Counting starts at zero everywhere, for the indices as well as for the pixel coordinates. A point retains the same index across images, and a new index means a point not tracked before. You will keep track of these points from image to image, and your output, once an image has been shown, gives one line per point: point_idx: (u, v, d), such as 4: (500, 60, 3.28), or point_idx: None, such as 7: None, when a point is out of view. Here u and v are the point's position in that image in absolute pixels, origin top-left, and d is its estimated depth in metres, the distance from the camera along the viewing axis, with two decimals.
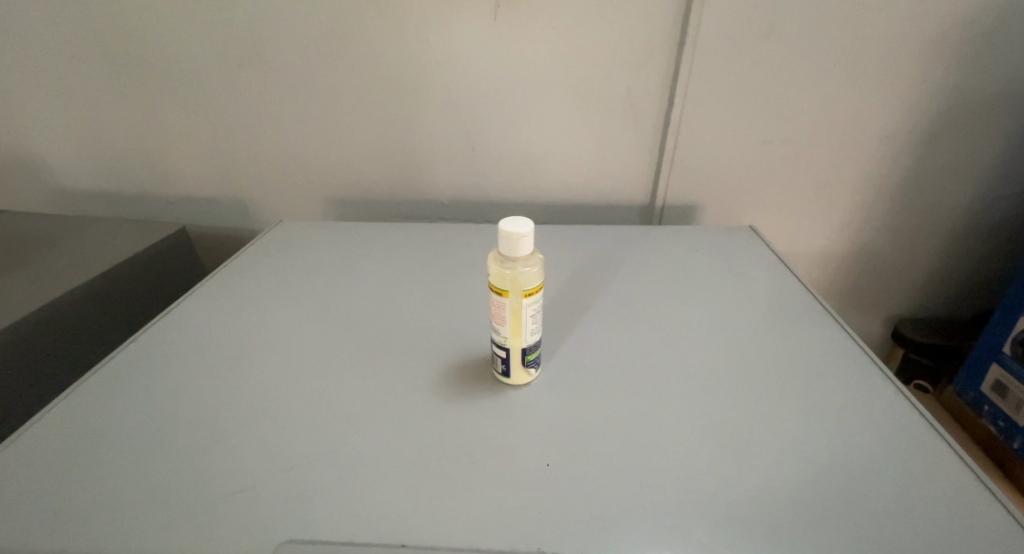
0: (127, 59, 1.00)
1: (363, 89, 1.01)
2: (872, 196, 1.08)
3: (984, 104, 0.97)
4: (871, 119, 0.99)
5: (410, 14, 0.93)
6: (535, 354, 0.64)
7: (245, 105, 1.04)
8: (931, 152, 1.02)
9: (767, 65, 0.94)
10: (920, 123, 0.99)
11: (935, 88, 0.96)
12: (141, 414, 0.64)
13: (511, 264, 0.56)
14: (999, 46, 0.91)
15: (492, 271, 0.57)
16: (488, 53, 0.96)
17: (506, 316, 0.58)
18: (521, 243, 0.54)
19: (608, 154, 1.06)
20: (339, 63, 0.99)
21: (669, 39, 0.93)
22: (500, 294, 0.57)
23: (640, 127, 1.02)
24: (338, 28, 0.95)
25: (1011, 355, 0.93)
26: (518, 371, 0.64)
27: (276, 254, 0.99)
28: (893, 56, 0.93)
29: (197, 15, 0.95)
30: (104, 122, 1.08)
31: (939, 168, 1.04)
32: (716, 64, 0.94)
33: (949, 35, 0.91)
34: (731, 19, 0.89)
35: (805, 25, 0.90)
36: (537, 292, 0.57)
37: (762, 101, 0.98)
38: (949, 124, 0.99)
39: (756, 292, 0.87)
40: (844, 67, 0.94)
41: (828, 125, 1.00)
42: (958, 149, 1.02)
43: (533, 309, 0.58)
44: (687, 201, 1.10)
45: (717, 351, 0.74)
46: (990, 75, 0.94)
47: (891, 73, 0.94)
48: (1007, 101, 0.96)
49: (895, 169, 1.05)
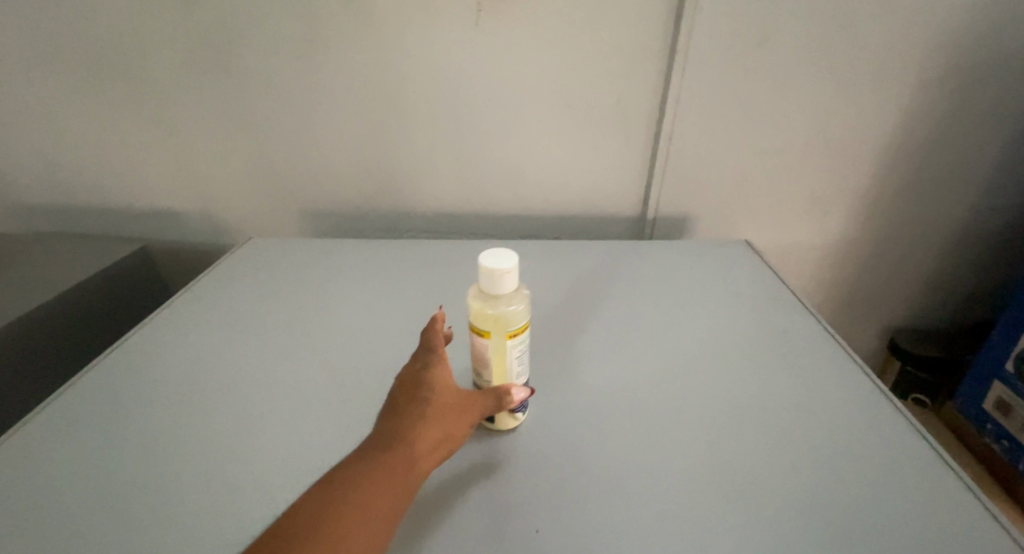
0: (85, 68, 0.94)
1: (339, 99, 0.96)
2: (865, 205, 1.06)
3: (979, 111, 0.95)
4: (866, 126, 0.97)
5: (387, 21, 0.89)
6: (522, 397, 0.59)
7: (213, 115, 0.99)
8: (926, 160, 1.00)
9: (759, 72, 0.91)
10: (915, 131, 0.97)
11: (930, 95, 0.93)
12: (82, 462, 0.57)
13: (493, 303, 0.52)
14: (997, 47, 0.89)
15: (473, 311, 0.53)
16: (470, 61, 0.92)
17: (489, 358, 0.54)
18: (503, 280, 0.50)
19: (597, 164, 1.02)
20: (313, 72, 0.94)
21: (658, 45, 0.89)
22: (482, 335, 0.53)
23: (629, 136, 0.98)
24: (310, 35, 0.90)
25: (1014, 373, 0.91)
26: (504, 415, 0.59)
27: (248, 272, 0.94)
28: (888, 62, 0.90)
29: (159, 21, 0.90)
30: (62, 132, 1.02)
31: (933, 176, 1.01)
32: (707, 72, 0.90)
33: (944, 40, 0.88)
34: (722, 25, 0.86)
35: (799, 31, 0.87)
36: (522, 332, 0.54)
37: (754, 109, 0.95)
38: (944, 130, 0.97)
39: (753, 307, 0.83)
40: (839, 71, 0.91)
41: (824, 131, 0.97)
42: (956, 153, 0.99)
43: (518, 350, 0.54)
44: (678, 212, 1.07)
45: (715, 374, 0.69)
46: (985, 82, 0.92)
47: (885, 80, 0.92)
48: (1002, 108, 0.94)
49: (890, 177, 1.02)
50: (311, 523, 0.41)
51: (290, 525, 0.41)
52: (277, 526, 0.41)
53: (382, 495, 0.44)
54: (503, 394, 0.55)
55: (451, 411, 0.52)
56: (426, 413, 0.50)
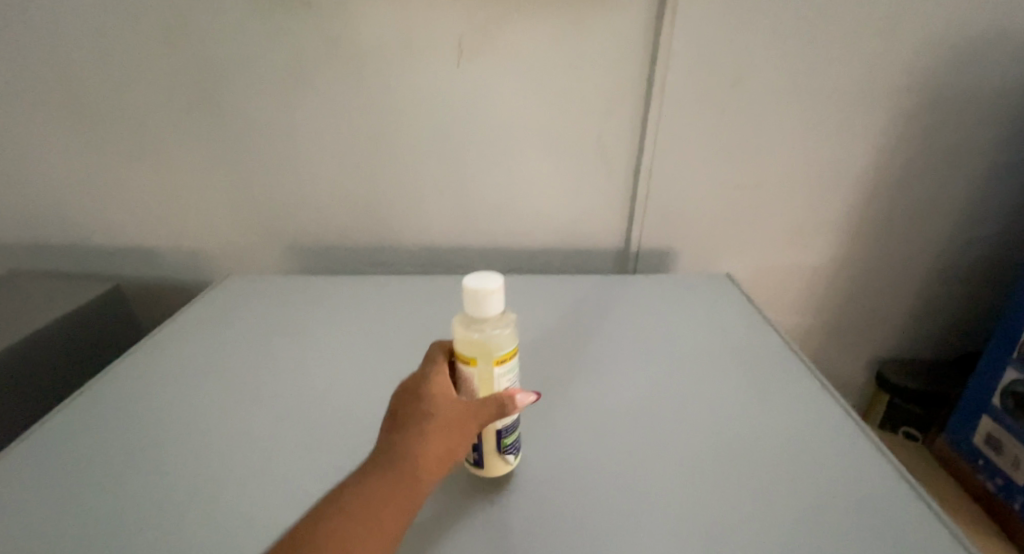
0: (66, 104, 0.95)
1: (322, 135, 0.97)
2: (845, 236, 1.07)
3: (948, 145, 0.97)
4: (840, 160, 0.99)
5: (371, 59, 0.90)
6: (511, 438, 0.55)
7: (196, 151, 0.99)
8: (902, 193, 1.02)
9: (735, 108, 0.93)
10: (888, 164, 0.99)
11: (901, 130, 0.96)
12: (31, 514, 0.53)
13: (481, 329, 0.50)
14: (965, 80, 0.92)
15: (457, 338, 0.51)
16: (452, 98, 0.93)
17: (475, 389, 0.51)
18: (489, 301, 0.49)
19: (580, 197, 1.03)
20: (297, 109, 0.95)
21: (636, 82, 0.91)
22: (468, 363, 0.50)
23: (611, 169, 1.00)
24: (295, 73, 0.92)
25: (1003, 408, 0.91)
26: (492, 459, 0.55)
27: (225, 308, 0.92)
28: (857, 99, 0.93)
29: (144, 59, 0.91)
30: (42, 164, 1.01)
31: (909, 208, 1.03)
32: (685, 107, 0.93)
33: (910, 78, 0.91)
34: (697, 63, 0.89)
35: (771, 69, 0.90)
36: (511, 358, 0.51)
37: (732, 144, 0.97)
38: (917, 164, 0.99)
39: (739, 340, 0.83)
40: (814, 103, 0.93)
41: (801, 163, 0.99)
42: (933, 183, 1.01)
43: (507, 380, 0.51)
44: (661, 245, 1.08)
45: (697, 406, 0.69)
46: (952, 117, 0.95)
47: (856, 116, 0.94)
48: (970, 142, 0.97)
49: (867, 209, 1.04)
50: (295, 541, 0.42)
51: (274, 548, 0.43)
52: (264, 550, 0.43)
53: (369, 515, 0.45)
54: (500, 399, 0.50)
55: (447, 420, 0.49)
56: (415, 427, 0.49)
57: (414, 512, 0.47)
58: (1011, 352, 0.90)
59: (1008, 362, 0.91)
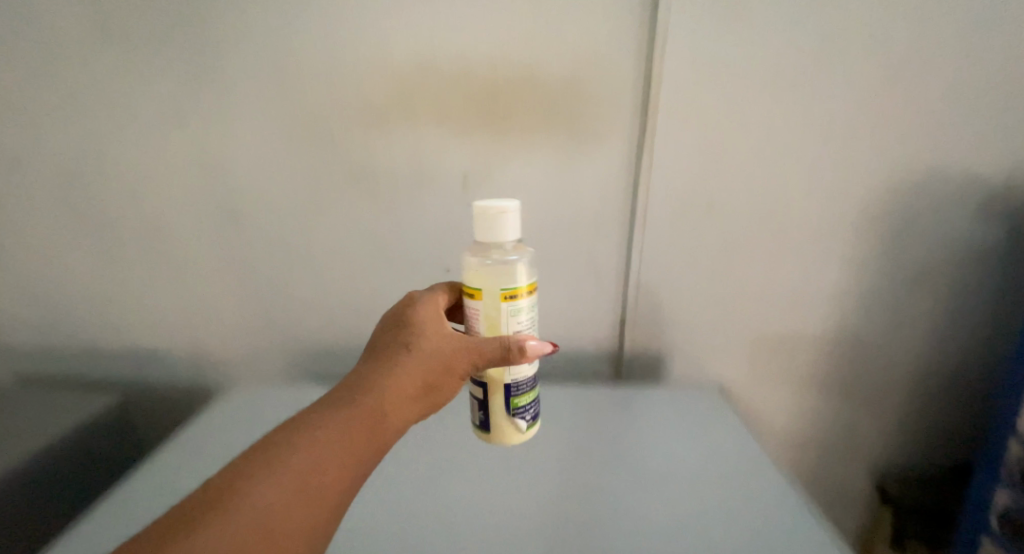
0: (121, 237, 1.13)
1: (343, 256, 1.12)
2: (825, 360, 1.14)
3: (910, 268, 1.06)
4: (809, 288, 1.09)
5: (385, 194, 1.07)
6: (521, 400, 0.70)
7: (230, 270, 1.14)
8: (870, 315, 1.10)
9: (709, 239, 1.06)
10: (854, 288, 1.08)
11: (860, 257, 1.06)
12: None
13: (490, 256, 0.70)
14: (918, 212, 1.02)
15: (470, 270, 0.68)
16: (462, 223, 1.08)
17: (482, 320, 0.68)
18: (499, 225, 0.67)
19: (575, 313, 1.14)
20: (319, 231, 1.10)
21: (615, 212, 1.06)
22: (474, 296, 0.68)
23: (603, 286, 1.12)
24: (319, 205, 1.08)
25: (1003, 533, 0.93)
26: (501, 419, 0.70)
27: (236, 427, 0.99)
28: (818, 238, 1.05)
29: (192, 195, 1.09)
30: (100, 287, 1.17)
31: (882, 327, 1.10)
32: (660, 236, 1.06)
33: (862, 216, 1.03)
34: (671, 202, 1.03)
35: (738, 211, 1.03)
36: (513, 297, 0.67)
37: (710, 268, 1.08)
38: (881, 288, 1.08)
39: (713, 462, 0.87)
40: (775, 225, 1.04)
41: (774, 288, 1.09)
42: (899, 301, 1.08)
43: (515, 322, 0.67)
44: (651, 355, 1.16)
45: (662, 522, 0.74)
46: (907, 243, 1.04)
47: (815, 249, 1.06)
48: (929, 264, 1.05)
49: (843, 335, 1.12)
50: (267, 463, 0.54)
51: (259, 456, 0.55)
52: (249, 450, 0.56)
53: (342, 438, 0.59)
54: (517, 345, 0.66)
55: (429, 370, 0.67)
56: (399, 373, 0.66)
57: (384, 415, 0.63)
58: (999, 475, 0.94)
59: (998, 485, 0.94)
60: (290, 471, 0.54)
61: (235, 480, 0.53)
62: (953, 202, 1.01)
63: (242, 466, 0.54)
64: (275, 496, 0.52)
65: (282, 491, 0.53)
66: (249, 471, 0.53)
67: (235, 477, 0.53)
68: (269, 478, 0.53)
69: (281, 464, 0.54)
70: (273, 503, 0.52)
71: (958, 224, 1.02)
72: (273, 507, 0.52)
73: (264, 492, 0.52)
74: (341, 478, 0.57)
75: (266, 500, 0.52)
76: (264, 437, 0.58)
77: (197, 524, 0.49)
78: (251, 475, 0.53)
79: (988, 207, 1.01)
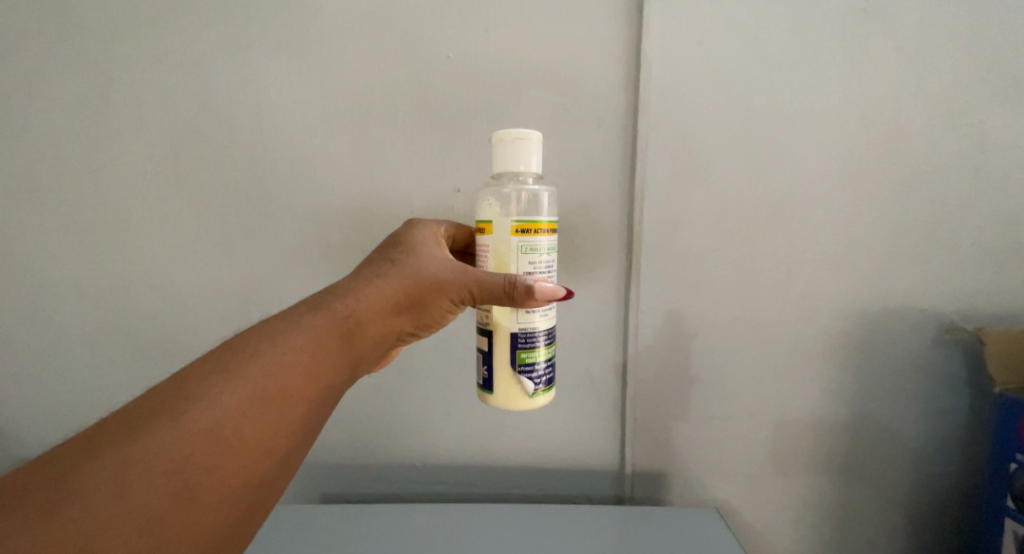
0: None
1: (206, 300, 0.67)
2: (874, 378, 0.67)
3: (958, 347, 0.66)
4: (841, 259, 0.65)
5: (255, 204, 0.65)
6: (530, 356, 0.49)
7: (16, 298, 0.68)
8: (920, 357, 0.66)
9: (704, 230, 0.64)
10: (891, 322, 0.66)
11: (890, 259, 0.65)
12: None
13: (507, 186, 0.50)
14: (899, 303, 0.66)
15: (481, 200, 0.50)
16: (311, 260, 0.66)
17: (490, 259, 0.49)
18: (519, 154, 0.48)
19: (571, 336, 0.67)
20: (139, 277, 0.67)
21: (614, 241, 0.65)
22: (484, 231, 0.49)
23: (603, 333, 0.67)
24: (167, 231, 0.66)
25: None
26: (504, 377, 0.50)
27: None
28: (842, 172, 0.63)
29: None
30: None
31: (938, 408, 0.67)
32: (652, 275, 0.65)
33: (903, 149, 0.62)
34: (646, 203, 0.63)
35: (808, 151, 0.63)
36: (534, 231, 0.48)
37: (710, 285, 0.66)
38: (934, 309, 0.66)
39: (789, 449, 0.70)
40: (783, 270, 0.65)
41: (806, 264, 0.65)
42: (899, 403, 0.68)
43: (527, 265, 0.48)
44: (644, 459, 0.70)
45: (717, 413, 0.69)
46: (953, 268, 0.65)
47: (866, 184, 0.63)
48: (991, 314, 0.65)
49: (896, 347, 0.66)
50: (241, 356, 0.42)
51: (227, 353, 0.43)
52: (219, 346, 0.44)
53: (343, 354, 0.46)
54: (523, 283, 0.46)
55: (413, 283, 0.49)
56: (383, 281, 0.48)
57: (433, 302, 0.49)
58: None
59: None
60: (252, 377, 0.41)
61: (190, 383, 0.41)
62: (919, 311, 0.66)
63: (204, 364, 0.42)
64: (240, 403, 0.40)
65: (243, 398, 0.40)
66: (202, 373, 0.41)
67: (193, 376, 0.41)
68: (236, 379, 0.41)
69: (230, 374, 0.41)
70: (225, 415, 0.40)
71: (927, 335, 0.66)
72: (227, 420, 0.39)
73: (232, 394, 0.40)
74: (304, 398, 0.43)
75: (222, 409, 0.40)
76: (188, 366, 0.42)
77: (147, 424, 0.38)
78: (210, 376, 0.41)
79: (951, 338, 0.66)
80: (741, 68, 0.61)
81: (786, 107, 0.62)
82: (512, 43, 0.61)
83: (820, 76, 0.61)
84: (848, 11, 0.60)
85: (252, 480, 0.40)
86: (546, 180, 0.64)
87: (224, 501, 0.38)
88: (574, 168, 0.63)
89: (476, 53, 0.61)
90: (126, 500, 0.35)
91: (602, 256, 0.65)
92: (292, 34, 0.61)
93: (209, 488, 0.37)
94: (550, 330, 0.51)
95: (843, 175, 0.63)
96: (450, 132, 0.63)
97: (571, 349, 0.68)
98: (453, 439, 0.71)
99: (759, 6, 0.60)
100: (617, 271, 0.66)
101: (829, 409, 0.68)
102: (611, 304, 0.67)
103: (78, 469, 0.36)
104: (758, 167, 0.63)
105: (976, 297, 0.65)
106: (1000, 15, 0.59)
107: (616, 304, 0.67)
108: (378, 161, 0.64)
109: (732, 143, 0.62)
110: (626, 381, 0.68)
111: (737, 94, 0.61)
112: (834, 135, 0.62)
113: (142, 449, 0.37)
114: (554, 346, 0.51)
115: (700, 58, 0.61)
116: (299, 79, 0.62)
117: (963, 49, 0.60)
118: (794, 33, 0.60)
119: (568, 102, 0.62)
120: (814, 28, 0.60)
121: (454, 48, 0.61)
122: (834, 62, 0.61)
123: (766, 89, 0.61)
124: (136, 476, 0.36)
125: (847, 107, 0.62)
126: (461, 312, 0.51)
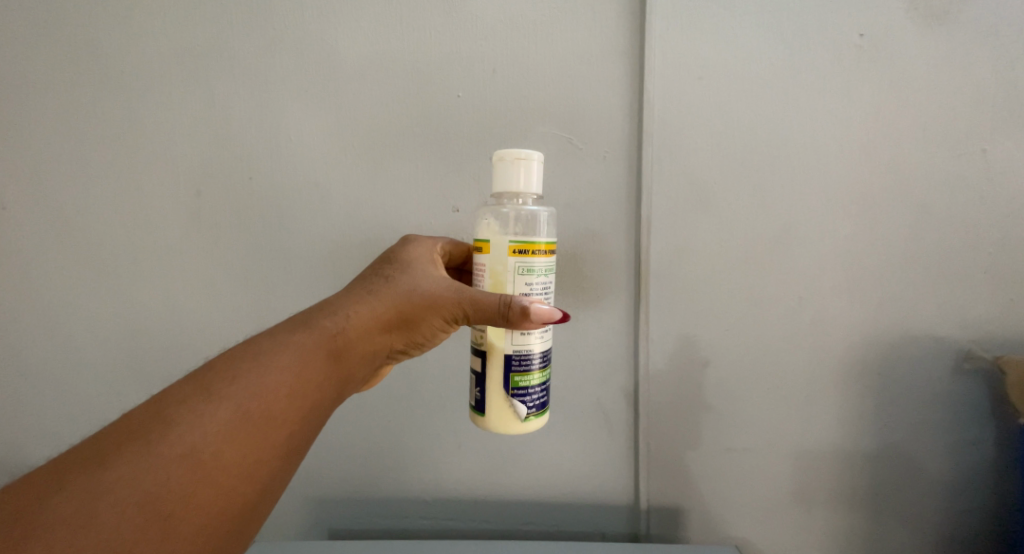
0: None
1: (219, 326, 0.68)
2: (892, 406, 0.65)
3: (980, 373, 0.64)
4: (853, 282, 0.64)
5: (269, 232, 0.66)
6: (524, 380, 0.49)
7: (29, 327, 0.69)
8: (940, 384, 0.65)
9: (710, 253, 0.64)
10: (906, 347, 0.65)
11: (902, 283, 0.64)
12: None
13: (507, 206, 0.51)
14: (914, 332, 0.64)
15: (481, 220, 0.51)
16: (322, 287, 0.67)
17: (486, 278, 0.49)
18: (517, 176, 0.49)
19: (578, 360, 0.67)
20: (155, 305, 0.68)
21: (622, 265, 0.65)
22: (482, 250, 0.50)
23: (611, 357, 0.67)
24: (183, 258, 0.67)
25: None
26: (498, 400, 0.49)
27: None
28: (847, 197, 0.63)
29: None
30: None
31: (962, 437, 0.65)
32: (659, 300, 0.65)
33: (907, 175, 0.63)
34: (652, 227, 0.64)
35: (814, 175, 0.63)
36: (530, 253, 0.48)
37: (719, 311, 0.65)
38: (950, 334, 0.64)
39: (809, 482, 0.67)
40: (792, 294, 0.65)
41: (816, 288, 0.64)
42: (922, 434, 0.65)
43: (523, 285, 0.48)
44: (655, 494, 0.68)
45: (732, 445, 0.67)
46: (966, 292, 0.63)
47: (871, 208, 0.63)
48: (1010, 340, 0.64)
49: (914, 373, 0.65)
50: (226, 376, 0.42)
51: (209, 374, 0.43)
52: (202, 366, 0.43)
53: (331, 371, 0.46)
54: (518, 304, 0.46)
55: (404, 301, 0.49)
56: (374, 299, 0.49)
57: (423, 318, 0.49)
58: None
59: None
60: (235, 398, 0.41)
61: (170, 406, 0.40)
62: (935, 338, 0.64)
63: (185, 385, 0.42)
64: (220, 425, 0.40)
65: (224, 420, 0.40)
66: (182, 395, 0.41)
67: (174, 398, 0.41)
68: (217, 401, 0.41)
69: (211, 395, 0.41)
70: (205, 438, 0.39)
71: (945, 364, 0.64)
72: (207, 443, 0.39)
73: (213, 417, 0.40)
74: (288, 419, 0.43)
75: (201, 433, 0.39)
76: (168, 388, 0.42)
77: (123, 449, 0.38)
78: (191, 399, 0.41)
79: (969, 366, 0.64)
80: (739, 103, 0.63)
81: (785, 141, 0.63)
82: (516, 84, 0.64)
83: (817, 111, 0.62)
84: (840, 47, 0.62)
85: (230, 507, 0.39)
86: (552, 208, 0.65)
87: (198, 530, 0.38)
88: (577, 199, 0.65)
89: (482, 93, 0.64)
90: (99, 530, 0.35)
91: (609, 280, 0.66)
92: (309, 71, 0.64)
93: (184, 515, 0.37)
94: (546, 353, 0.50)
95: (846, 204, 0.63)
96: (458, 162, 0.65)
97: (579, 377, 0.67)
98: (461, 472, 0.69)
99: (753, 46, 0.62)
100: (623, 301, 0.66)
101: (850, 440, 0.66)
102: (618, 328, 0.66)
103: (52, 498, 0.36)
104: (762, 197, 0.63)
105: (993, 325, 0.63)
106: (992, 51, 0.61)
107: (623, 331, 0.66)
108: (387, 191, 0.66)
109: (732, 175, 0.63)
110: (637, 411, 0.66)
111: (736, 128, 0.63)
112: (835, 165, 0.63)
113: (118, 476, 0.37)
114: (549, 369, 0.51)
115: (699, 95, 0.63)
116: (313, 118, 0.65)
117: (957, 81, 0.61)
118: (790, 70, 0.62)
119: (570, 137, 0.64)
120: (809, 64, 0.62)
121: (462, 89, 0.64)
122: (835, 92, 0.62)
123: (765, 123, 0.63)
124: (110, 505, 0.36)
125: (846, 139, 0.63)
126: (455, 332, 0.51)
